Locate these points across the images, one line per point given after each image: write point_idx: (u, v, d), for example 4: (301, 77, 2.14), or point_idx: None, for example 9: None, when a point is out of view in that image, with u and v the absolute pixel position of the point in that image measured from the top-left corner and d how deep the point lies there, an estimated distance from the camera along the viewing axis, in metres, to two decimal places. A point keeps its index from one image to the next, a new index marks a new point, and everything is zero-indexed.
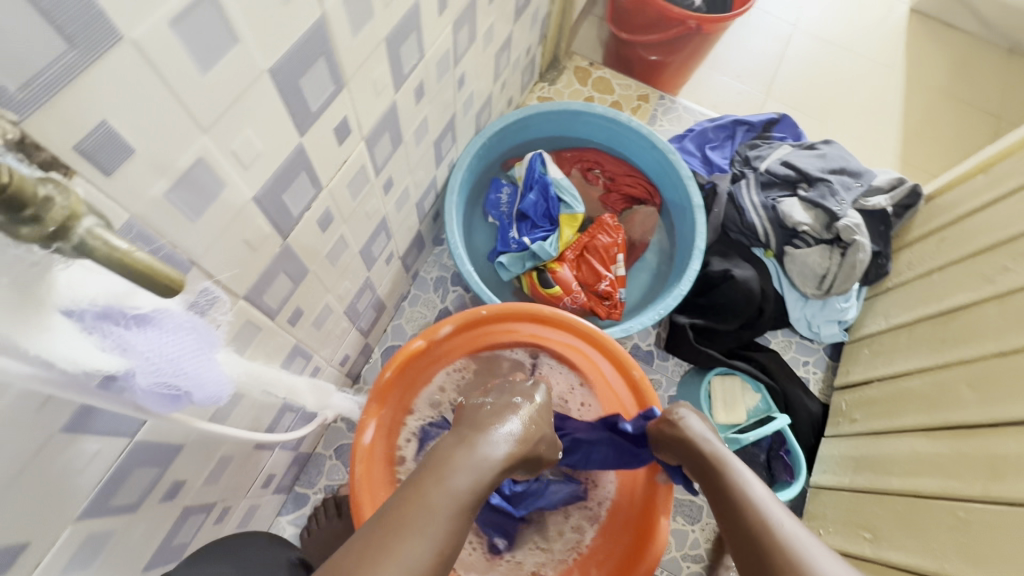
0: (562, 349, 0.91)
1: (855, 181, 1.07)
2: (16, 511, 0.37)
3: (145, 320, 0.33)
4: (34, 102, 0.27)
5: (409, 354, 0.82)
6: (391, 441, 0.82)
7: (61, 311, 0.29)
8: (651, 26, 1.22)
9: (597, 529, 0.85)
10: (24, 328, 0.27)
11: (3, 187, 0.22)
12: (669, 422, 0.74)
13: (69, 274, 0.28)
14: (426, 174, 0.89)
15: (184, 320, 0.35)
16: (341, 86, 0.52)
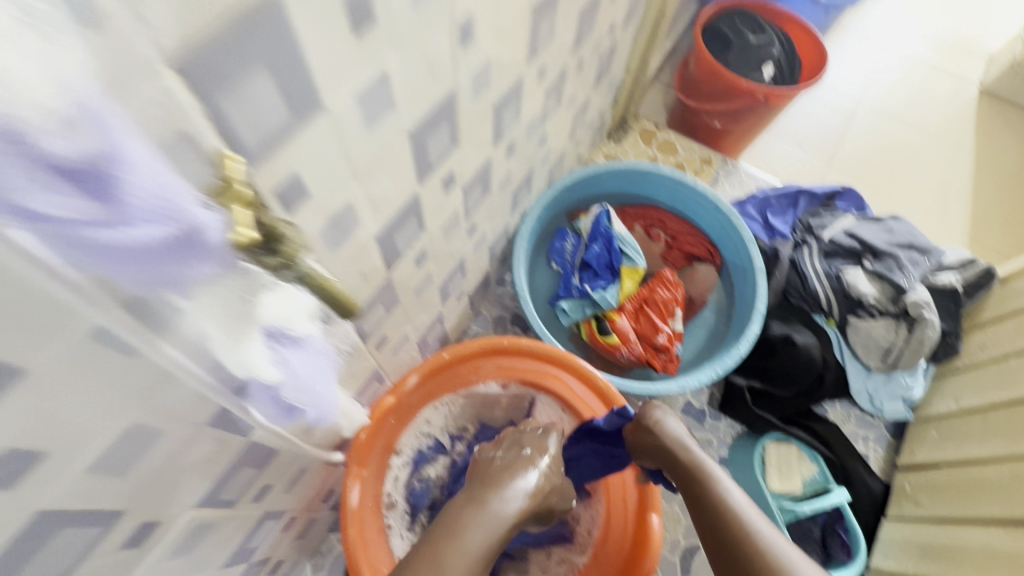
0: (533, 375, 0.93)
1: (923, 257, 1.07)
2: (160, 490, 0.43)
3: (298, 342, 0.38)
4: (260, 155, 0.33)
5: (382, 412, 0.81)
6: (379, 488, 0.82)
7: (261, 330, 0.34)
8: (718, 96, 1.29)
9: (587, 555, 0.82)
10: (228, 335, 0.32)
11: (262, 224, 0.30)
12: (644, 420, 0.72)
13: (273, 298, 0.34)
14: (502, 220, 0.96)
15: (318, 345, 0.41)
16: (455, 144, 0.59)
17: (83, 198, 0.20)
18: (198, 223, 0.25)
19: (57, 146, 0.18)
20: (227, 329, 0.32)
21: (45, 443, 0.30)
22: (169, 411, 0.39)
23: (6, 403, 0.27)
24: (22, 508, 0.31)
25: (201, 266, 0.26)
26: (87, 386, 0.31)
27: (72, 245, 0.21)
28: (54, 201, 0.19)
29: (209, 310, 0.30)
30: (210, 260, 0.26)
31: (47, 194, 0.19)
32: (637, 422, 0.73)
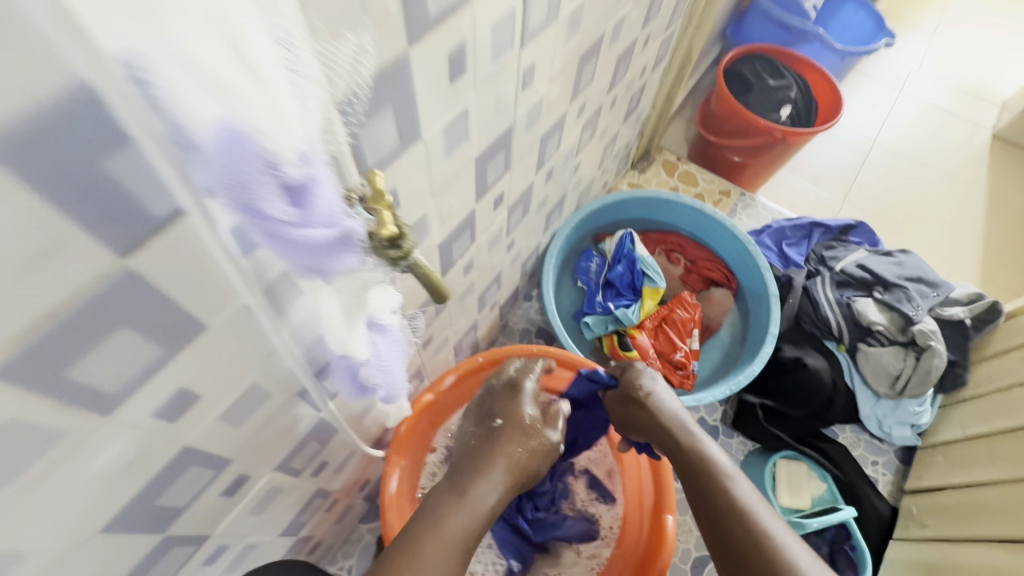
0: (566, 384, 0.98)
1: (932, 290, 1.13)
2: (255, 447, 0.51)
3: (382, 328, 0.45)
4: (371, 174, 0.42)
5: (420, 407, 0.88)
6: (414, 480, 0.88)
7: (365, 316, 0.42)
8: (738, 132, 1.38)
9: (611, 550, 0.88)
10: (339, 317, 0.40)
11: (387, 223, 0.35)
12: (638, 399, 0.75)
13: (377, 291, 0.41)
14: (535, 239, 1.04)
15: (397, 334, 0.48)
16: (507, 169, 0.68)
17: (292, 205, 0.28)
18: (346, 229, 0.32)
19: (292, 169, 0.26)
20: (344, 314, 0.40)
21: (200, 388, 0.38)
22: (276, 377, 0.47)
23: (187, 350, 0.35)
24: (174, 441, 0.39)
25: (345, 263, 0.34)
26: (232, 346, 0.39)
27: (273, 238, 0.29)
28: (279, 208, 0.27)
29: (330, 293, 0.38)
30: (350, 258, 0.34)
31: (275, 201, 0.27)
32: (631, 400, 0.76)
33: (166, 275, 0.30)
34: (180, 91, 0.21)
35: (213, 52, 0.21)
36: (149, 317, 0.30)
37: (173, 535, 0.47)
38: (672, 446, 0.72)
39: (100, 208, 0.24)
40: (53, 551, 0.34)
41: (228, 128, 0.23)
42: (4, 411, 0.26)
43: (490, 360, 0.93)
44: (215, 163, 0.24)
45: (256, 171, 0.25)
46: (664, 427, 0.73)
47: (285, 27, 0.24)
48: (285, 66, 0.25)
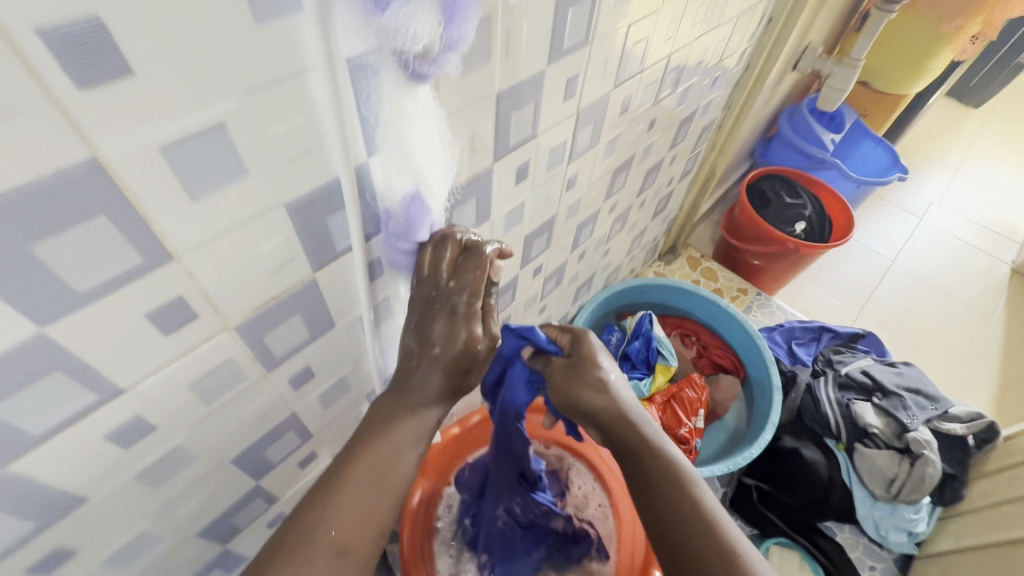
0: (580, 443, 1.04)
1: (930, 403, 1.20)
2: (330, 430, 0.66)
3: None
4: None
5: (446, 438, 0.99)
6: (432, 506, 0.96)
7: None
8: (757, 239, 1.55)
9: None
10: None
11: None
12: (593, 385, 0.65)
13: None
14: (564, 308, 1.21)
15: None
16: (547, 247, 0.86)
17: (427, 234, 0.48)
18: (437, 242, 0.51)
19: (435, 215, 0.46)
20: None
21: (317, 368, 0.55)
22: (359, 376, 0.63)
23: (319, 340, 0.52)
24: (289, 405, 0.55)
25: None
26: (342, 343, 0.55)
27: (406, 253, 0.48)
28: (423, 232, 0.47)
29: None
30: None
31: (421, 232, 0.47)
32: (576, 379, 0.66)
33: (329, 285, 0.48)
34: (395, 179, 0.41)
35: (421, 157, 0.41)
36: (310, 310, 0.48)
37: (260, 486, 0.61)
38: (628, 444, 0.63)
39: (315, 243, 0.43)
40: (205, 465, 0.50)
41: (412, 194, 0.43)
42: (229, 351, 0.43)
43: None
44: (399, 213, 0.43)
45: (420, 216, 0.45)
46: (621, 422, 0.63)
47: (451, 154, 0.44)
48: (446, 173, 0.45)
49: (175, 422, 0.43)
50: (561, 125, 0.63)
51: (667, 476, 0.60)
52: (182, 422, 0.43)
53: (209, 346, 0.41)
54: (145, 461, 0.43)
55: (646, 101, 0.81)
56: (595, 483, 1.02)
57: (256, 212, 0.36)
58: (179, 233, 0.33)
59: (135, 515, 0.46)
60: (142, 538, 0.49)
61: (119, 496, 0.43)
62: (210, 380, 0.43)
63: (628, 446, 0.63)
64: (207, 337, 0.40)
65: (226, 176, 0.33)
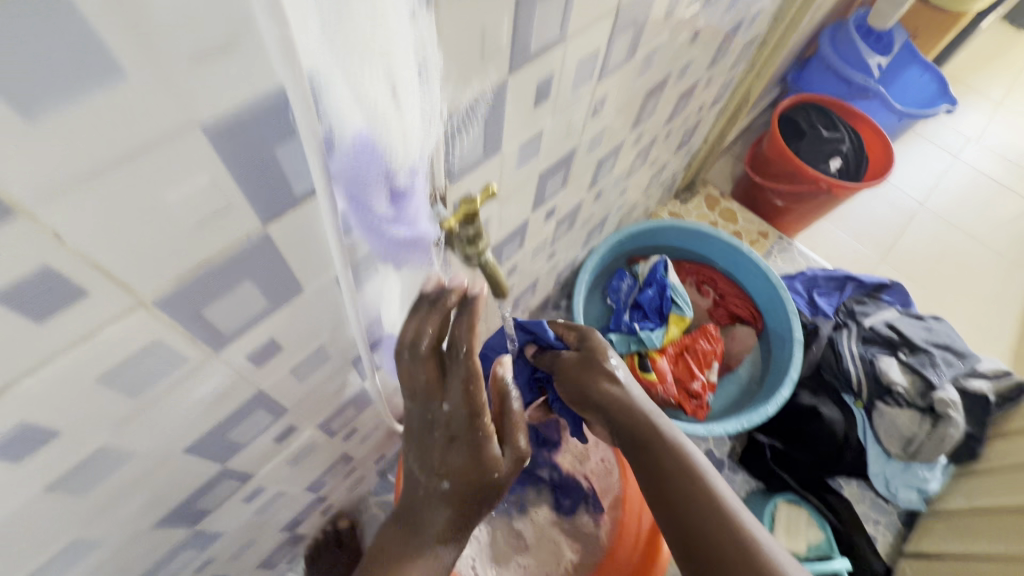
0: None
1: (958, 360, 1.13)
2: (308, 403, 0.57)
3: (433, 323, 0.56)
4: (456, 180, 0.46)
5: None
6: None
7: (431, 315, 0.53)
8: (785, 177, 1.40)
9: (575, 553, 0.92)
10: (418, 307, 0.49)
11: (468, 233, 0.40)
12: (604, 374, 0.63)
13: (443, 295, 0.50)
14: (573, 253, 1.09)
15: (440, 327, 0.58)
16: (563, 186, 0.73)
17: (392, 205, 0.35)
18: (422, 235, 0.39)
19: (403, 177, 0.33)
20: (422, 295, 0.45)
21: (285, 341, 0.44)
22: (340, 343, 0.52)
23: (284, 308, 0.40)
24: (254, 383, 0.45)
25: (413, 262, 0.41)
26: (315, 310, 0.44)
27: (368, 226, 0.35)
28: (383, 204, 0.34)
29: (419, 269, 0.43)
30: (418, 259, 0.41)
31: (380, 199, 0.34)
32: (588, 367, 0.64)
33: (291, 241, 0.36)
34: (344, 108, 0.28)
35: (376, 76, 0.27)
36: (267, 274, 0.36)
37: (230, 468, 0.52)
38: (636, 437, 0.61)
39: (264, 184, 0.30)
40: (148, 460, 0.40)
41: (365, 138, 0.30)
42: (153, 334, 0.32)
43: None
44: (344, 164, 0.30)
45: (374, 174, 0.32)
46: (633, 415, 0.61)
47: (422, 84, 0.31)
48: (420, 106, 0.32)
49: (91, 422, 0.33)
50: (595, 26, 0.48)
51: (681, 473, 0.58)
52: (100, 421, 0.33)
53: (119, 330, 0.29)
54: (57, 470, 0.33)
55: (693, 2, 0.64)
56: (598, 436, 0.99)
57: (155, 136, 0.23)
58: (18, 172, 0.20)
59: (59, 524, 0.37)
60: (78, 543, 0.41)
61: (28, 509, 0.34)
62: (130, 370, 0.32)
63: (638, 437, 0.61)
64: (113, 317, 0.28)
65: (81, 77, 0.20)
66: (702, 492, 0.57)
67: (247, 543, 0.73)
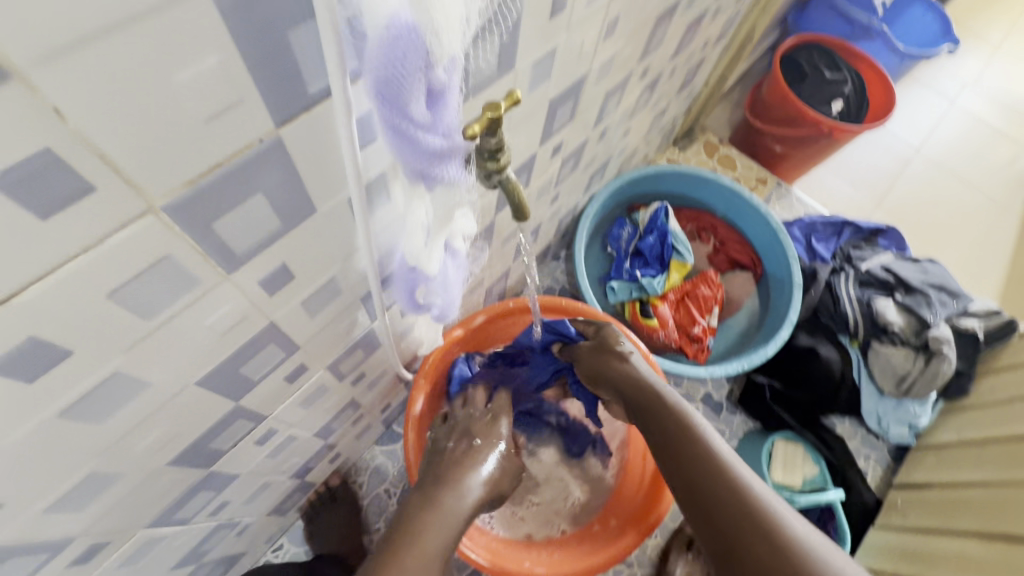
0: None
1: (952, 300, 1.15)
2: (318, 342, 0.55)
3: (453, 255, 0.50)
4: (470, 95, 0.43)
5: (449, 340, 0.89)
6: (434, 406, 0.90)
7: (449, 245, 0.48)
8: (785, 121, 1.38)
9: (583, 492, 0.95)
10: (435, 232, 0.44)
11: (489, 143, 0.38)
12: (616, 355, 0.77)
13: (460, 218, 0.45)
14: (574, 198, 1.06)
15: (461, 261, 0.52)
16: (571, 119, 0.70)
17: (428, 108, 0.32)
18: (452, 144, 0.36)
19: (440, 73, 0.31)
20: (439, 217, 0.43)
21: (296, 269, 0.42)
22: (350, 277, 0.50)
23: (297, 230, 0.38)
24: (265, 314, 0.43)
25: (447, 175, 0.38)
26: (327, 235, 0.42)
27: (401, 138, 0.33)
28: (419, 107, 0.31)
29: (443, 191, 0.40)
30: (452, 173, 0.38)
31: (418, 99, 0.31)
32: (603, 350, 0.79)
33: (305, 151, 0.33)
34: None
35: None
36: (279, 189, 0.34)
37: (242, 406, 0.51)
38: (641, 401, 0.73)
39: (276, 77, 0.28)
40: (161, 391, 0.39)
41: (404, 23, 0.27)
42: (163, 247, 0.29)
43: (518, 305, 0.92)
44: (381, 54, 0.28)
45: (412, 68, 0.29)
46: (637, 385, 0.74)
47: None
48: None
49: (101, 343, 0.31)
50: None
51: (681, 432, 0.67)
52: (110, 344, 0.32)
53: (125, 238, 0.27)
54: (68, 395, 0.32)
55: None
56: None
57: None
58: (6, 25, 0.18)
59: (75, 455, 0.36)
60: (93, 478, 0.40)
61: (42, 436, 0.32)
62: (141, 285, 0.30)
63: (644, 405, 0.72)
64: (119, 221, 0.26)
65: None
66: (696, 446, 0.65)
67: (260, 488, 0.73)
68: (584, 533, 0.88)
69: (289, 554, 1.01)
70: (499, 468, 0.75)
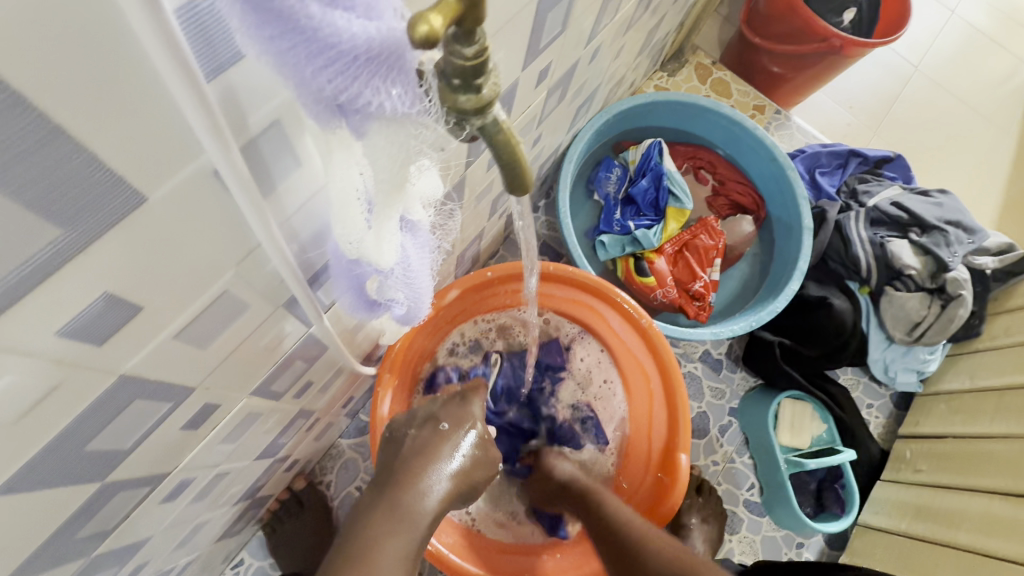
0: (579, 310, 0.83)
1: (967, 237, 1.03)
2: (225, 373, 0.39)
3: (409, 225, 0.31)
4: None
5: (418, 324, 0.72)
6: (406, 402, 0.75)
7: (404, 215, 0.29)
8: (789, 35, 1.19)
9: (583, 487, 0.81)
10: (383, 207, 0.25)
11: (461, 59, 0.20)
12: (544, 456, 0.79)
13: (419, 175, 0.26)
14: (557, 138, 0.88)
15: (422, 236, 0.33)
16: (562, 30, 0.51)
17: None
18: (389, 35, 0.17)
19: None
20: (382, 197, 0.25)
21: (141, 296, 0.24)
22: (256, 285, 0.33)
23: (115, 237, 0.21)
24: (104, 369, 0.26)
25: (387, 105, 0.19)
26: (191, 236, 0.24)
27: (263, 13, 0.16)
28: None
29: (381, 149, 0.22)
30: (399, 102, 0.19)
31: None
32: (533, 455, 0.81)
33: (58, 74, 0.15)
34: None
35: None
36: (22, 163, 0.16)
37: (119, 479, 0.35)
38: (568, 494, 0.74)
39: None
40: None
41: None
42: None
43: (502, 276, 0.76)
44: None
45: None
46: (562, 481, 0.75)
47: None
48: None
49: None
50: None
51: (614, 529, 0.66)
52: None
53: None
54: None
55: None
56: (602, 355, 0.85)
57: None
58: None
59: None
60: None
61: None
62: None
63: (580, 501, 0.72)
64: None
65: None
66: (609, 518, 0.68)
67: (192, 530, 0.59)
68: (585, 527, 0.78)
69: (252, 569, 0.88)
70: (471, 460, 0.55)
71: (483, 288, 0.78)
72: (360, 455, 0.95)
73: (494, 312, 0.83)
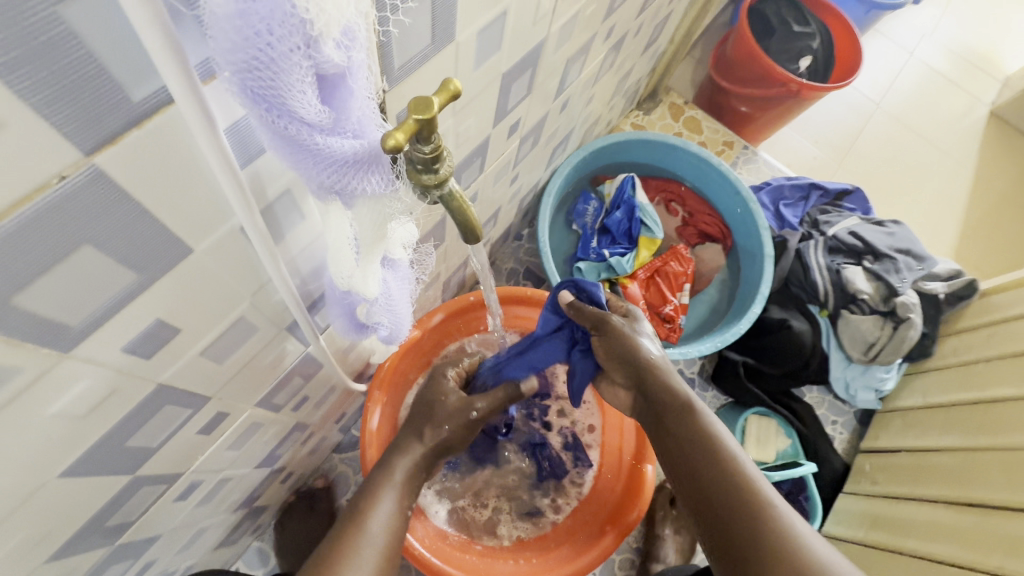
0: None
1: (918, 263, 1.11)
2: (236, 386, 0.46)
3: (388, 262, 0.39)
4: (396, 79, 0.33)
5: (405, 344, 0.79)
6: (395, 417, 0.82)
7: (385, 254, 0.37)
8: (750, 79, 1.30)
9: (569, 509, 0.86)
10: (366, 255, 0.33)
11: (423, 152, 0.28)
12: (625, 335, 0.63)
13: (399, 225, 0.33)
14: (536, 174, 0.97)
15: (400, 269, 0.40)
16: (528, 94, 0.60)
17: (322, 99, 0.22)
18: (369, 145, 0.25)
19: (330, 50, 0.21)
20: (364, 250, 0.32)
21: (179, 322, 0.32)
22: (267, 311, 0.40)
23: (169, 280, 0.28)
24: (149, 378, 0.33)
25: (369, 189, 0.27)
26: (218, 277, 0.32)
27: (283, 142, 0.23)
28: (311, 100, 0.22)
29: (365, 224, 0.30)
30: (378, 185, 0.27)
31: (305, 93, 0.21)
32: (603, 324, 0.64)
33: (150, 179, 0.23)
34: None
35: None
36: (120, 234, 0.24)
37: (144, 475, 0.42)
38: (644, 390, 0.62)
39: (69, 74, 0.18)
40: (10, 495, 0.30)
41: None
42: None
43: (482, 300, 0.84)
44: (230, 29, 0.18)
45: (282, 48, 0.19)
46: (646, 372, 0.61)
47: None
48: None
49: None
50: None
51: (701, 440, 0.57)
52: None
53: None
54: None
55: None
56: None
57: None
58: None
59: None
60: None
61: None
62: None
63: (673, 411, 0.59)
64: None
65: None
66: (695, 430, 0.57)
67: (195, 533, 0.65)
68: (559, 534, 0.83)
69: None
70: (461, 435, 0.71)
71: (466, 312, 0.85)
72: (351, 469, 1.01)
73: (476, 334, 0.90)
